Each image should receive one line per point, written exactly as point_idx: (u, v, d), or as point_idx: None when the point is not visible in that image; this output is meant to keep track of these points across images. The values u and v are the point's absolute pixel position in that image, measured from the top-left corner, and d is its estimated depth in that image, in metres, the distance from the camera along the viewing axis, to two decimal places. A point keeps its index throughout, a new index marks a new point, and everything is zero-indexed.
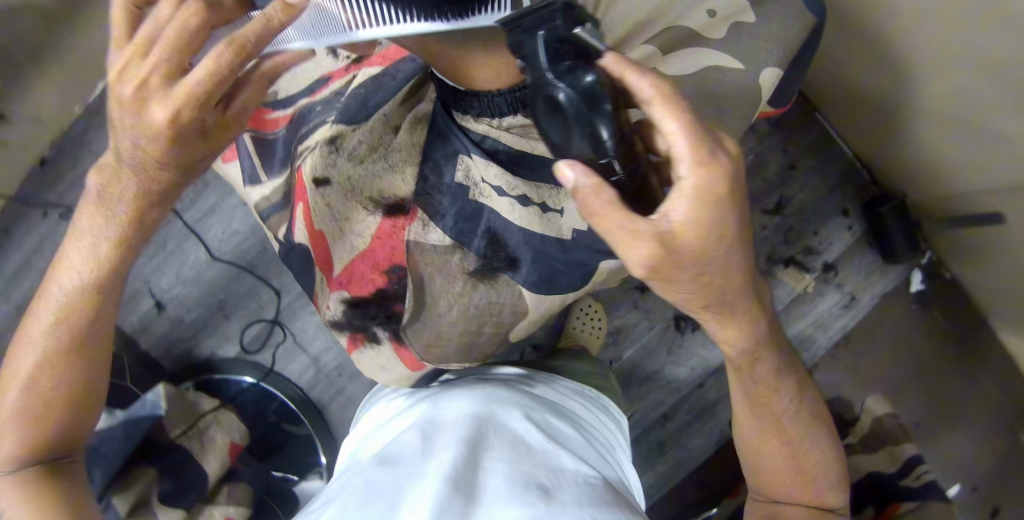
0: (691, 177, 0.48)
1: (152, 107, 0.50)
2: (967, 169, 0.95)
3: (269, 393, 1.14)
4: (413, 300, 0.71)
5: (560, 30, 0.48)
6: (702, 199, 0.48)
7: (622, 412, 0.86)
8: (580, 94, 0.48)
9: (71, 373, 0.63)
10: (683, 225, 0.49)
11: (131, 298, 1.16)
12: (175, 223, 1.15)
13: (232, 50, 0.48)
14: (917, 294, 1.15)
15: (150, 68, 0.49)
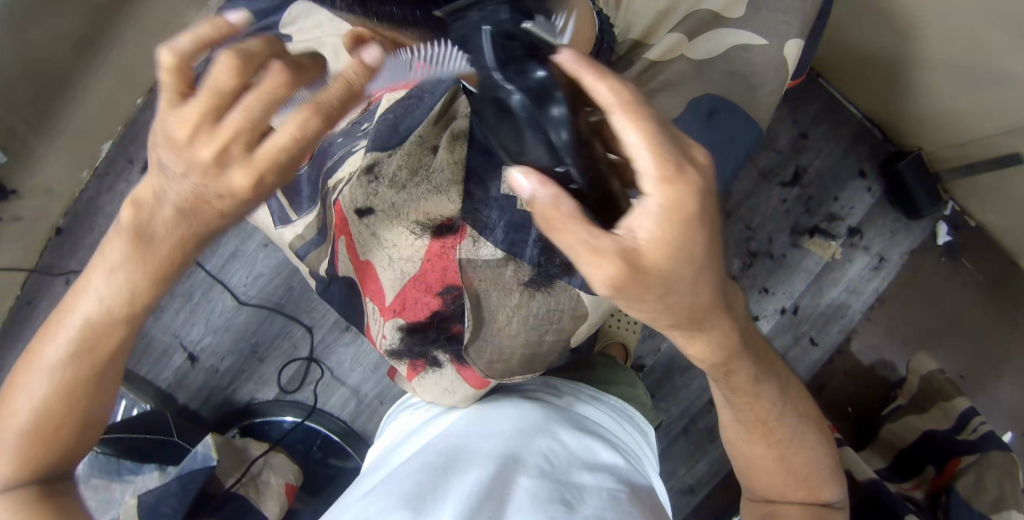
0: (655, 196, 0.44)
1: (231, 173, 0.47)
2: (980, 116, 0.94)
3: (314, 430, 1.15)
4: (472, 320, 0.70)
5: (506, 26, 0.48)
6: (666, 218, 0.45)
7: (652, 427, 0.83)
8: (530, 95, 0.48)
9: (75, 403, 0.59)
10: (648, 243, 0.45)
11: (163, 354, 1.16)
12: (198, 273, 1.16)
13: (318, 118, 0.47)
14: (945, 246, 1.14)
15: (230, 137, 0.46)
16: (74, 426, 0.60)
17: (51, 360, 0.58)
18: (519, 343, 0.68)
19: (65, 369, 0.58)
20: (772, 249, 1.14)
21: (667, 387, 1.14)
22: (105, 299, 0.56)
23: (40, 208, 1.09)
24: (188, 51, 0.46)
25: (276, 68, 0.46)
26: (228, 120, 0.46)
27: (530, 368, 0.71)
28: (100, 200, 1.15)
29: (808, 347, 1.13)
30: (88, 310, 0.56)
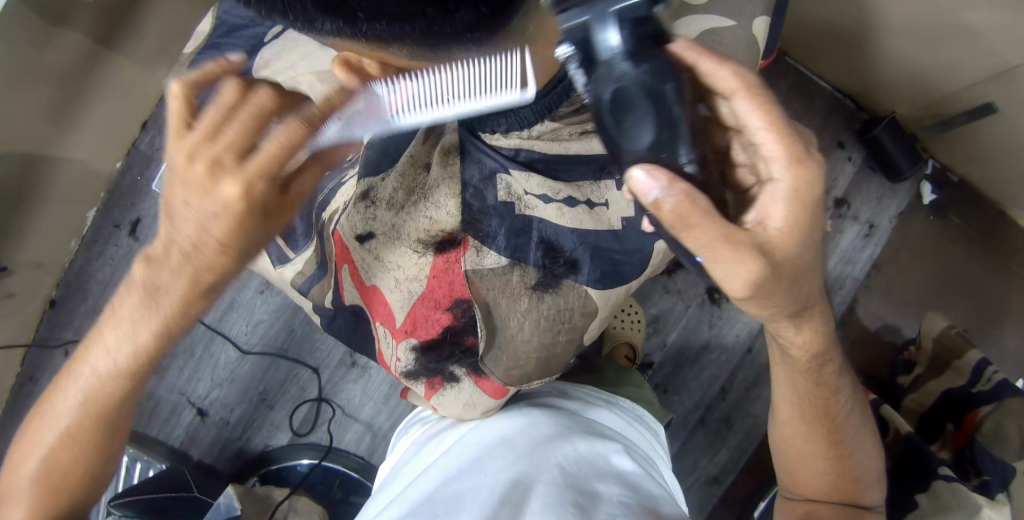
0: (784, 180, 0.55)
1: (222, 186, 0.54)
2: (944, 72, 0.96)
3: (332, 470, 1.13)
4: (485, 330, 0.71)
5: (637, 10, 0.49)
6: (794, 201, 0.55)
7: (661, 425, 0.83)
8: (642, 81, 0.49)
9: (84, 455, 0.65)
10: (778, 231, 0.55)
11: (171, 413, 1.14)
12: (197, 328, 1.15)
13: (302, 129, 0.56)
14: (932, 204, 1.15)
15: (223, 148, 0.54)
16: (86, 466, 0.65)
17: (66, 410, 0.64)
18: (533, 346, 0.69)
19: (73, 418, 0.64)
20: None
21: (678, 380, 1.14)
22: (116, 355, 0.64)
23: (31, 281, 1.07)
24: (195, 83, 0.56)
25: (264, 93, 0.55)
26: (223, 138, 0.54)
27: (548, 373, 0.72)
28: (92, 268, 1.14)
29: None
30: (99, 364, 0.64)
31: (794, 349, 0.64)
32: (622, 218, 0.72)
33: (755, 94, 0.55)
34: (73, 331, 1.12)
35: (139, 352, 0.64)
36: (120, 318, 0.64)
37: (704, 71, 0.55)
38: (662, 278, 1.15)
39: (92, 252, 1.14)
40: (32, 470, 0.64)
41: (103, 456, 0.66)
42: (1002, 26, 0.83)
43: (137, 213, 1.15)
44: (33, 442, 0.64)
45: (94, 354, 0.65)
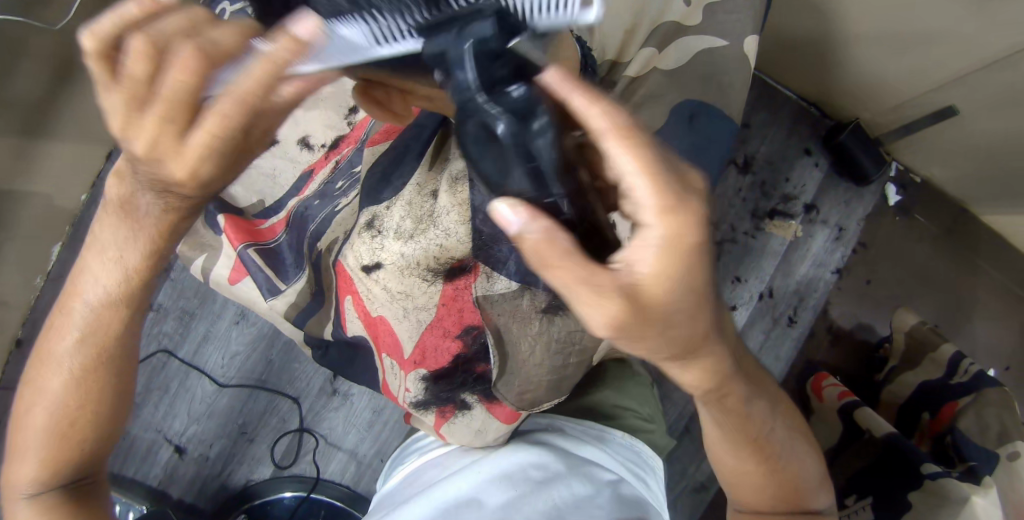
0: (656, 226, 0.43)
1: (167, 165, 0.44)
2: (910, 79, 1.00)
3: (316, 503, 1.11)
4: (498, 356, 0.71)
5: (492, 43, 0.41)
6: (667, 248, 0.44)
7: (661, 463, 0.81)
8: (512, 111, 0.41)
9: (91, 395, 0.60)
10: (648, 279, 0.44)
11: (148, 451, 1.10)
12: (171, 363, 1.11)
13: (243, 107, 0.42)
14: (897, 205, 1.20)
15: (155, 128, 0.42)
16: (93, 419, 0.61)
17: (61, 357, 0.60)
18: (545, 371, 0.68)
19: (75, 360, 0.60)
20: (736, 235, 1.18)
21: (662, 391, 1.15)
22: (106, 284, 0.58)
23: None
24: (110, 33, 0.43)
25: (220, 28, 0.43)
26: (149, 115, 0.42)
27: (558, 393, 0.71)
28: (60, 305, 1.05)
29: (787, 326, 1.17)
30: (88, 294, 0.59)
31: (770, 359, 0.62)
32: None
33: (627, 132, 0.43)
34: None
35: (131, 285, 0.58)
36: (99, 246, 0.57)
37: (576, 104, 0.43)
38: None
39: None
40: (39, 427, 0.59)
41: (109, 392, 0.62)
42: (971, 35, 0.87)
43: None
44: (30, 408, 0.59)
45: (80, 300, 0.59)
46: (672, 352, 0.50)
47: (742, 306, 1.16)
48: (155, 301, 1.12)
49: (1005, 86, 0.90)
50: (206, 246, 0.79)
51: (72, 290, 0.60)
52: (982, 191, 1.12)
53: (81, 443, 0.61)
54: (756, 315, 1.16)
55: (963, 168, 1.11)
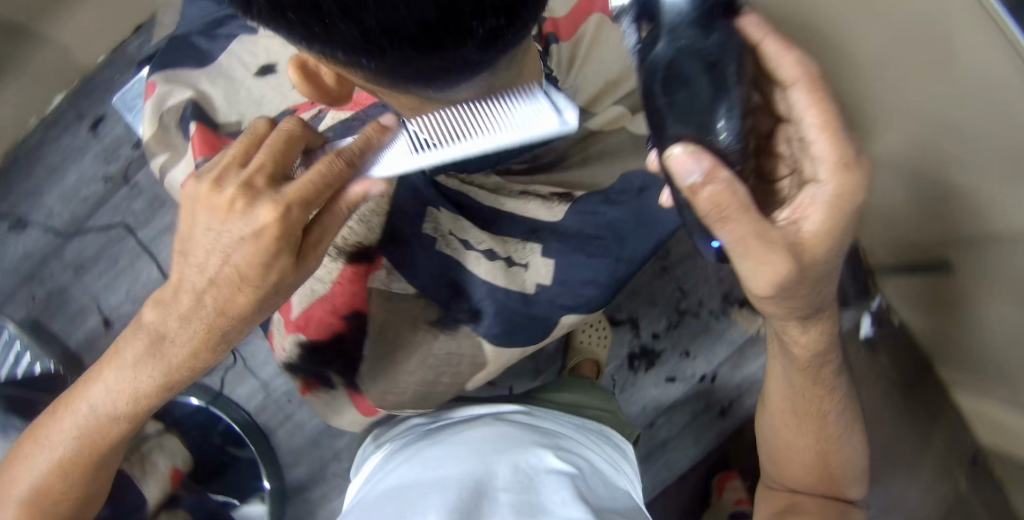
0: (829, 183, 0.53)
1: (258, 209, 0.54)
2: (920, 220, 0.93)
3: (214, 416, 1.10)
4: (371, 352, 0.74)
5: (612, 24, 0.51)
6: (834, 208, 0.53)
7: (629, 444, 0.81)
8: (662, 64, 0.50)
9: (77, 479, 0.70)
10: (812, 236, 0.54)
11: (78, 313, 1.10)
12: (127, 239, 1.11)
13: (342, 162, 0.55)
14: (866, 338, 1.16)
15: (256, 169, 0.56)
16: (75, 493, 0.71)
17: (58, 440, 0.69)
18: (414, 379, 0.74)
19: (69, 449, 0.69)
20: (701, 311, 1.14)
21: None
22: (115, 394, 0.66)
23: None
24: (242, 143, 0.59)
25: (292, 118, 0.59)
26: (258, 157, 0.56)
27: (422, 405, 0.76)
28: (44, 148, 1.13)
29: (717, 416, 1.13)
30: (97, 403, 0.67)
31: (802, 344, 0.65)
32: (535, 283, 0.73)
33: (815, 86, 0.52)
34: (4, 203, 1.12)
35: (137, 397, 0.66)
36: (120, 363, 0.65)
37: (767, 49, 0.52)
38: (624, 329, 1.15)
39: (47, 132, 1.13)
40: (22, 489, 0.69)
41: (93, 469, 0.71)
42: (985, 200, 0.80)
43: (102, 109, 1.13)
44: (7, 486, 0.70)
45: (89, 394, 0.67)
46: (801, 310, 0.59)
47: (681, 380, 1.13)
48: (132, 176, 1.12)
49: (992, 261, 0.84)
50: (172, 148, 0.88)
51: (89, 375, 0.69)
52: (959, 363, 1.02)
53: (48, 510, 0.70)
54: (690, 396, 1.13)
55: (936, 324, 1.03)
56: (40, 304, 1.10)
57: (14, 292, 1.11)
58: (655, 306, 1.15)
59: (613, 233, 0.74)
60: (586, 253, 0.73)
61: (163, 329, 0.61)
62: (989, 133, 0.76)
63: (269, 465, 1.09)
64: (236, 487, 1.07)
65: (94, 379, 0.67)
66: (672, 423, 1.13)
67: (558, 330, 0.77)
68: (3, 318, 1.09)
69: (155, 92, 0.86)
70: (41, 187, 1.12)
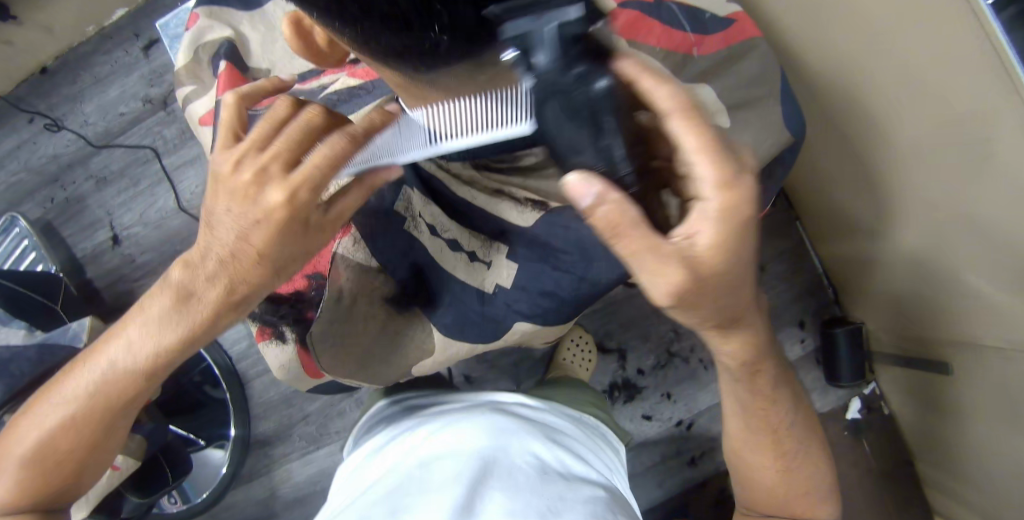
0: (713, 200, 0.47)
1: (268, 192, 0.55)
2: (928, 313, 0.89)
3: (197, 354, 1.10)
4: (320, 322, 0.71)
5: (573, 27, 0.39)
6: (725, 222, 0.47)
7: (622, 447, 0.86)
8: (592, 104, 0.43)
9: (81, 442, 0.63)
10: (707, 250, 0.47)
11: (92, 226, 1.17)
12: (153, 164, 1.17)
13: (347, 140, 0.54)
14: (851, 421, 1.12)
15: (268, 159, 0.55)
16: (76, 458, 0.63)
17: (71, 398, 0.62)
18: (360, 351, 0.75)
19: (80, 408, 0.62)
20: (689, 356, 1.13)
21: None
22: (136, 346, 0.61)
23: (34, 42, 1.13)
24: (259, 108, 0.61)
25: (313, 108, 0.56)
26: (269, 149, 0.55)
27: (371, 379, 0.77)
28: (94, 59, 1.19)
29: (685, 464, 1.10)
30: (117, 355, 0.61)
31: (729, 354, 0.58)
32: (494, 284, 0.74)
33: (689, 118, 0.47)
34: (47, 105, 1.19)
35: (161, 351, 0.61)
36: (145, 320, 0.61)
37: (642, 85, 0.46)
38: (613, 358, 1.14)
39: (103, 46, 1.19)
40: (26, 450, 0.62)
41: (99, 436, 0.64)
42: (991, 305, 0.76)
43: (156, 33, 1.19)
44: (7, 445, 0.62)
45: (107, 349, 0.62)
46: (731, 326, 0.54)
47: (658, 420, 1.12)
48: (171, 103, 1.18)
49: (1002, 376, 0.77)
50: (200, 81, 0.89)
51: (115, 328, 0.63)
52: (949, 468, 0.97)
53: (60, 471, 0.63)
54: (663, 438, 1.11)
55: (932, 421, 0.98)
56: (61, 209, 1.17)
57: (35, 191, 1.18)
58: (648, 342, 1.13)
59: (579, 249, 0.71)
60: (551, 265, 0.72)
61: (190, 287, 0.59)
62: (993, 235, 0.72)
63: (239, 414, 1.10)
64: (204, 430, 1.09)
65: (135, 313, 0.62)
66: (639, 459, 1.12)
67: (508, 336, 0.76)
68: (20, 214, 1.16)
69: (196, 24, 0.89)
70: (83, 95, 1.19)
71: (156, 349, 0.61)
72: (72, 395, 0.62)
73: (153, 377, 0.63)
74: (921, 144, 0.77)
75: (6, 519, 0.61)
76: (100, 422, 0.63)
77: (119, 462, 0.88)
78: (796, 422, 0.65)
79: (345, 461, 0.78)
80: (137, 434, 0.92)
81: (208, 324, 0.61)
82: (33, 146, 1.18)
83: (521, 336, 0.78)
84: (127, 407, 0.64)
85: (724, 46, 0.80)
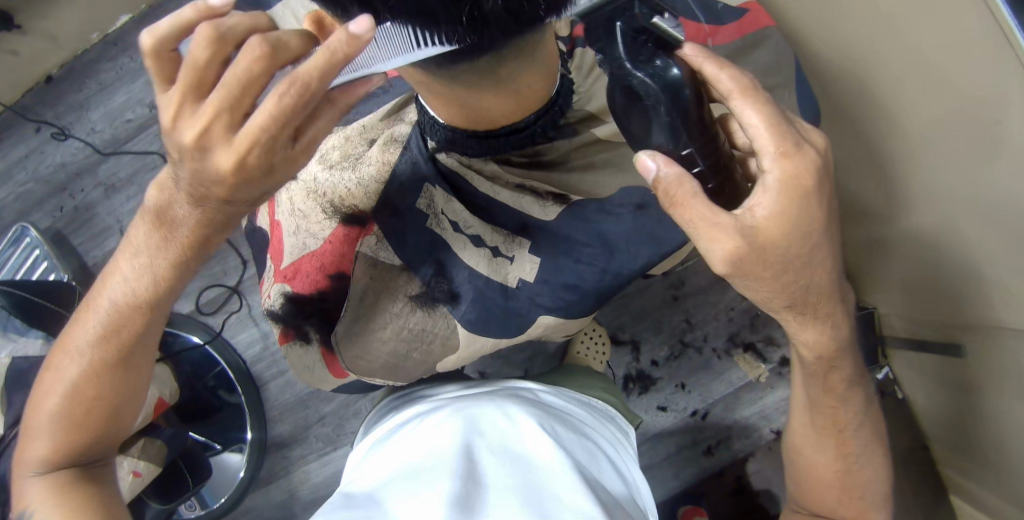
0: (773, 171, 0.50)
1: (213, 155, 0.48)
2: (939, 294, 0.89)
3: (211, 358, 1.11)
4: (351, 313, 0.76)
5: (638, 21, 0.50)
6: (784, 194, 0.50)
7: (632, 432, 0.86)
8: (661, 86, 0.52)
9: (110, 390, 0.64)
10: (766, 221, 0.51)
11: (102, 233, 1.17)
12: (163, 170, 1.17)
13: (295, 91, 0.45)
14: None
15: (210, 117, 0.46)
16: (106, 409, 0.65)
17: (82, 347, 0.63)
18: (385, 349, 0.75)
19: (95, 353, 0.63)
20: (703, 346, 1.13)
21: None
22: (132, 283, 0.62)
23: (39, 51, 1.14)
24: (167, 35, 0.47)
25: (253, 42, 0.44)
26: (206, 103, 0.46)
27: (392, 377, 0.77)
28: (99, 66, 1.19)
29: (702, 454, 1.11)
30: (115, 292, 0.62)
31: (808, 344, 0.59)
32: (518, 278, 0.74)
33: (751, 95, 0.50)
34: (53, 114, 1.19)
35: (158, 280, 0.61)
36: (135, 247, 0.60)
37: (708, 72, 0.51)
38: (627, 350, 1.14)
39: (107, 54, 1.19)
40: (54, 407, 0.63)
41: (122, 384, 0.65)
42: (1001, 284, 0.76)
43: None
44: (39, 404, 0.64)
45: (107, 287, 0.63)
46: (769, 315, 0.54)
47: (673, 411, 1.12)
48: None
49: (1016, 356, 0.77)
50: None
51: (107, 268, 0.64)
52: (964, 449, 0.96)
53: (90, 422, 0.64)
54: (678, 428, 1.12)
55: (947, 403, 0.97)
56: (71, 218, 1.18)
57: (44, 200, 1.18)
58: (660, 333, 1.14)
59: (602, 243, 0.73)
60: (573, 258, 0.73)
61: (172, 214, 0.57)
62: (1005, 216, 0.71)
63: (255, 417, 1.10)
64: (221, 433, 1.10)
65: (126, 247, 0.62)
66: (655, 451, 1.12)
67: (535, 330, 0.75)
68: (30, 223, 1.16)
69: None
70: (89, 103, 1.19)
71: (150, 272, 0.60)
72: (84, 335, 0.64)
73: (155, 306, 0.63)
74: (930, 125, 0.76)
75: (47, 473, 0.63)
76: (121, 367, 0.65)
77: (141, 468, 0.90)
78: (825, 410, 0.64)
79: (353, 450, 0.78)
80: (157, 439, 0.94)
81: (200, 244, 0.59)
82: (41, 155, 1.19)
83: (536, 334, 0.77)
84: (146, 348, 0.66)
85: (738, 36, 0.81)
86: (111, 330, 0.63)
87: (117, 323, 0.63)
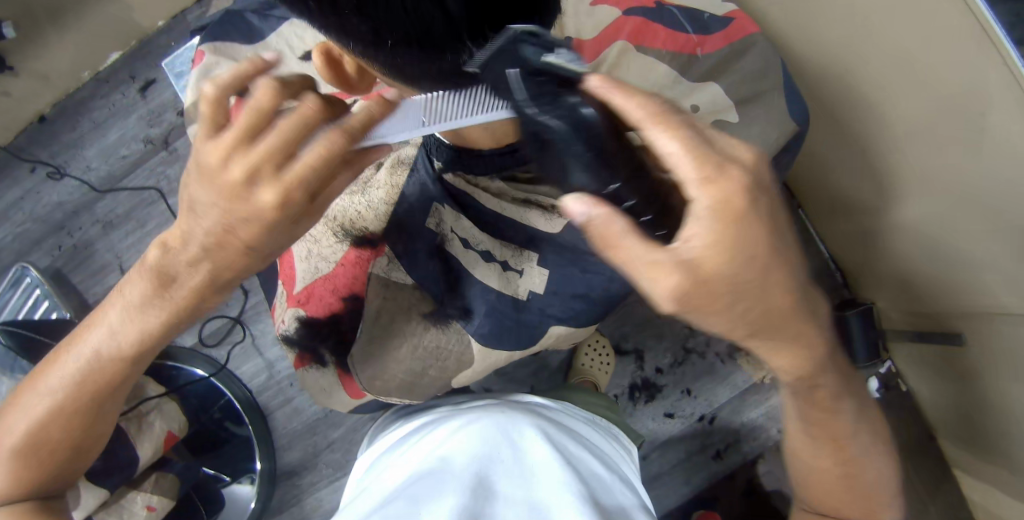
0: (700, 199, 0.44)
1: (260, 194, 0.48)
2: (932, 284, 0.91)
3: (217, 389, 1.10)
4: (366, 334, 0.76)
5: (533, 61, 0.44)
6: (718, 220, 0.43)
7: (634, 446, 0.86)
8: (570, 125, 0.44)
9: (77, 427, 0.66)
10: (705, 253, 0.43)
11: (101, 270, 1.17)
12: (160, 203, 1.18)
13: (344, 138, 0.49)
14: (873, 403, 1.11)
15: (262, 159, 0.48)
16: (67, 445, 0.66)
17: (54, 388, 0.64)
18: (402, 368, 0.75)
19: (66, 393, 0.64)
20: (706, 351, 1.13)
21: None
22: (119, 339, 0.62)
23: (31, 92, 1.14)
24: (224, 83, 0.49)
25: (310, 98, 0.49)
26: (262, 143, 0.48)
27: (408, 395, 0.77)
28: (92, 104, 1.20)
29: (711, 459, 1.11)
30: (100, 344, 0.62)
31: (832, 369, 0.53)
32: (528, 290, 0.76)
33: (664, 121, 0.44)
34: (47, 153, 1.20)
35: (145, 338, 0.61)
36: (125, 301, 0.61)
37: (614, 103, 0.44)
38: (631, 360, 1.15)
39: (100, 91, 1.20)
40: (17, 440, 0.64)
41: (87, 423, 0.66)
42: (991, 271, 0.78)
43: (152, 74, 1.20)
44: (2, 432, 0.65)
45: (93, 336, 0.63)
46: None
47: (680, 418, 1.12)
48: (172, 141, 1.19)
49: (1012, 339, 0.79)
50: None
51: (101, 308, 0.63)
52: (969, 439, 0.98)
53: (51, 455, 0.65)
54: (687, 435, 1.12)
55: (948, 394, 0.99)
56: (69, 255, 1.18)
57: (42, 240, 1.18)
58: (664, 340, 1.14)
59: None
60: (580, 268, 0.74)
61: (172, 271, 0.56)
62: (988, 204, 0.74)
63: (263, 447, 1.09)
64: (228, 465, 1.08)
65: (117, 295, 0.62)
66: (666, 458, 1.12)
67: (548, 339, 0.77)
68: (29, 264, 1.16)
69: (201, 62, 0.90)
70: (82, 141, 1.20)
71: (134, 323, 0.61)
72: (59, 368, 0.64)
73: (137, 359, 0.64)
74: (912, 119, 0.79)
75: (1, 507, 0.63)
76: (93, 410, 0.66)
77: (155, 502, 0.94)
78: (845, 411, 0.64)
79: (356, 466, 0.78)
80: (170, 472, 0.99)
81: (193, 310, 0.59)
82: (37, 195, 1.19)
83: (545, 345, 0.79)
84: (119, 393, 0.67)
85: (725, 44, 0.82)
86: (86, 370, 0.63)
87: (95, 365, 0.63)
